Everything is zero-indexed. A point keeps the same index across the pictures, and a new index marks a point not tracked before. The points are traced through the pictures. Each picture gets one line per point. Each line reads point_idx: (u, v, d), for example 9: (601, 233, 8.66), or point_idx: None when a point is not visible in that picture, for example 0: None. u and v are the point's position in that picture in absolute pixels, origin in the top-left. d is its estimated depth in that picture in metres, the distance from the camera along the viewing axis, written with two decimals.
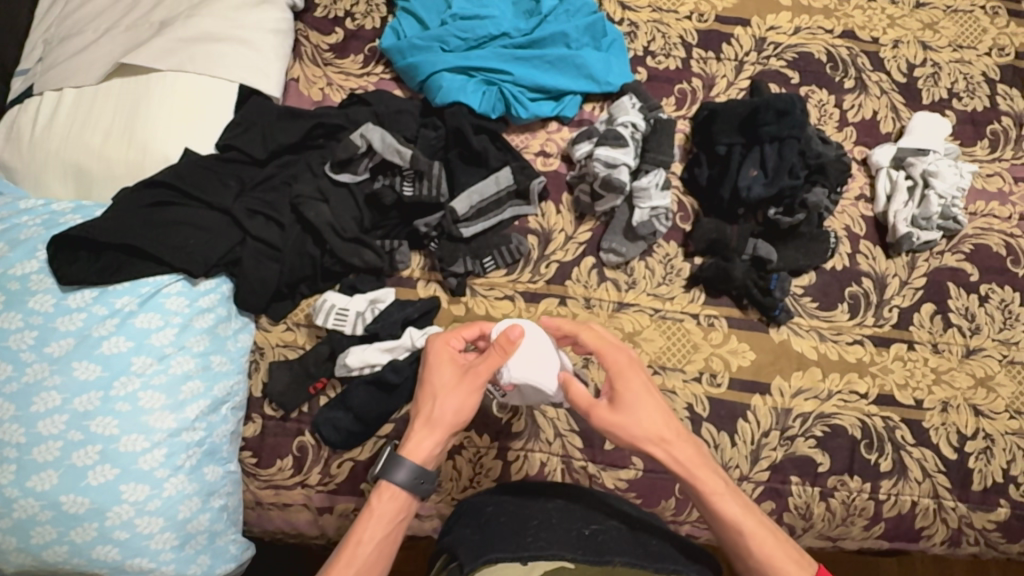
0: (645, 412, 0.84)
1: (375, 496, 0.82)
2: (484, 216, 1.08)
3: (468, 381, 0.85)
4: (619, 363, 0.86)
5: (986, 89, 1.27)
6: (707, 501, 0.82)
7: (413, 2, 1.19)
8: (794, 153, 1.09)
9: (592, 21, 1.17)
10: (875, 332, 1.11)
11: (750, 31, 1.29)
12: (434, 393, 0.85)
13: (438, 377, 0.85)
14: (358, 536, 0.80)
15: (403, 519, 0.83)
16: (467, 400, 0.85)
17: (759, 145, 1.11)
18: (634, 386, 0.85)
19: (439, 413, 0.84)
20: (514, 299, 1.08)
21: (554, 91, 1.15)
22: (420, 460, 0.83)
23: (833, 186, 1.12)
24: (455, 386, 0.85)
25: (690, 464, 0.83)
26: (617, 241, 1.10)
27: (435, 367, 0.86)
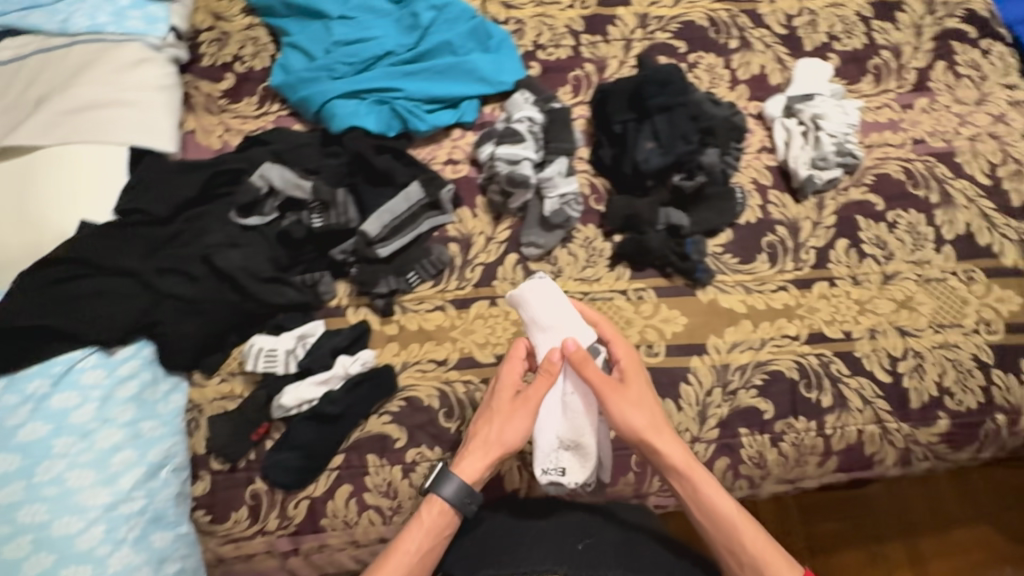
0: (649, 407, 0.94)
1: (423, 511, 0.91)
2: (401, 233, 1.10)
3: (520, 406, 0.93)
4: (630, 361, 0.96)
5: (862, 28, 1.33)
6: (705, 498, 0.90)
7: (297, 36, 1.18)
8: (685, 120, 1.12)
9: (475, 26, 1.19)
10: (797, 276, 1.15)
11: (632, 10, 1.33)
12: (491, 420, 0.94)
13: (498, 403, 0.95)
14: (405, 545, 0.88)
15: (447, 534, 0.91)
16: (520, 427, 0.93)
17: (650, 118, 1.13)
18: (638, 391, 0.95)
19: (497, 438, 0.92)
20: (444, 308, 1.10)
21: (449, 99, 1.16)
22: (467, 480, 0.91)
23: (725, 146, 1.15)
24: (509, 412, 0.94)
25: (688, 462, 0.91)
26: (536, 234, 1.12)
27: (497, 393, 0.96)
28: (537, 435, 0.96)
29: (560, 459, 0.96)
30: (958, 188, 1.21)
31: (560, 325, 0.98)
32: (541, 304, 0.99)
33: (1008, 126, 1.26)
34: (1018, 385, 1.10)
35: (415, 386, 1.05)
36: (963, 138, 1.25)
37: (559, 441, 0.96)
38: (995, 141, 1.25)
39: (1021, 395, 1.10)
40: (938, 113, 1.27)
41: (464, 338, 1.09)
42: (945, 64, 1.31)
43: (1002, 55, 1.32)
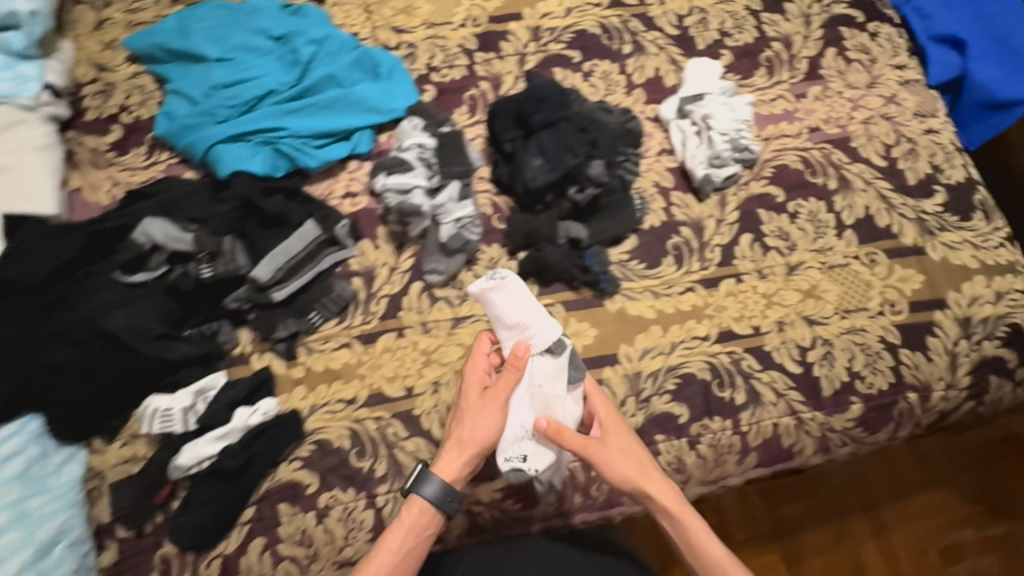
0: (631, 455, 0.96)
1: (404, 512, 0.91)
2: (298, 274, 1.08)
3: (490, 400, 0.95)
4: (608, 416, 0.98)
5: (752, 21, 1.34)
6: (695, 541, 0.92)
7: (178, 82, 1.16)
8: (571, 132, 1.12)
9: (359, 56, 1.18)
10: (703, 275, 1.16)
11: (524, 23, 1.33)
12: (462, 418, 0.95)
13: (467, 401, 0.96)
14: (386, 545, 0.89)
15: (429, 534, 0.92)
16: (493, 421, 0.95)
17: (534, 135, 1.13)
18: (620, 439, 0.97)
19: (470, 436, 0.94)
20: (350, 345, 1.09)
21: (338, 132, 1.15)
22: (449, 478, 0.92)
23: (610, 154, 1.14)
24: (478, 409, 0.95)
25: (678, 507, 0.93)
26: (437, 260, 1.11)
27: (464, 393, 0.97)
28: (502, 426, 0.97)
29: (524, 448, 0.96)
30: (855, 172, 1.23)
31: (524, 321, 1.00)
32: (505, 303, 0.99)
33: (899, 107, 1.28)
34: (926, 362, 1.12)
35: (324, 428, 1.04)
36: (856, 122, 1.27)
37: (524, 431, 0.97)
38: (888, 123, 1.27)
39: (929, 372, 1.12)
40: (831, 99, 1.28)
41: (372, 374, 1.07)
42: (835, 50, 1.32)
43: (891, 36, 1.34)
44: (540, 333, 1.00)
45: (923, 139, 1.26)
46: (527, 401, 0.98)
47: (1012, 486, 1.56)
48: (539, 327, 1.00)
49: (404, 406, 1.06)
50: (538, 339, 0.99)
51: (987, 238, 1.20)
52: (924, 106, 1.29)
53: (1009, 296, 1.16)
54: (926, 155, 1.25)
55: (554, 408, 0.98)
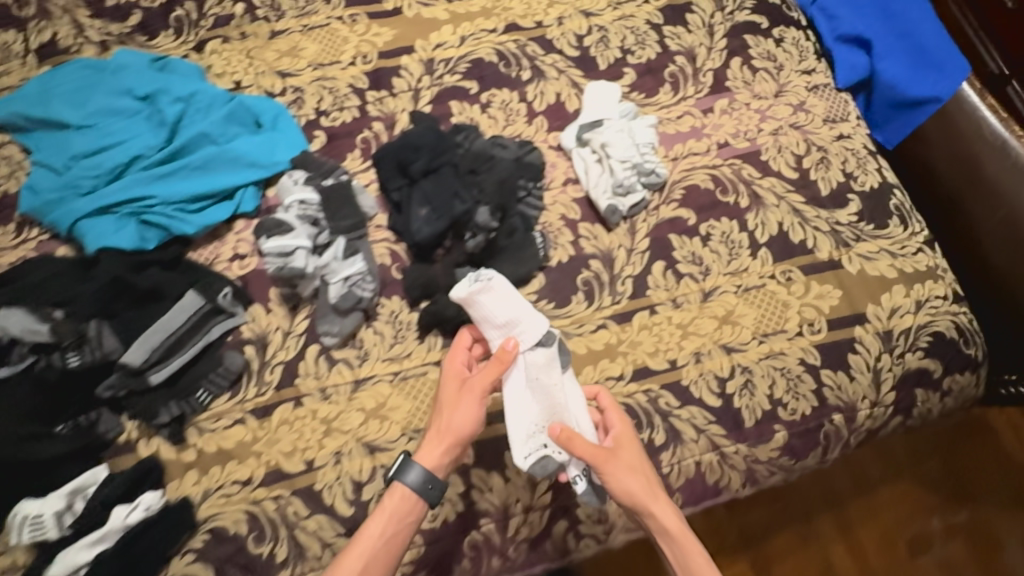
0: (641, 472, 0.89)
1: (385, 499, 0.88)
2: (180, 351, 1.01)
3: (469, 393, 0.92)
4: (623, 431, 0.93)
5: (654, 36, 1.30)
6: (693, 569, 0.85)
7: (39, 153, 1.08)
8: (451, 178, 1.06)
9: (232, 109, 1.12)
10: (616, 310, 1.11)
11: (416, 57, 1.27)
12: (442, 410, 0.92)
13: (445, 393, 0.93)
14: (368, 531, 0.86)
15: (411, 522, 0.88)
16: (472, 412, 0.91)
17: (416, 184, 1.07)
18: (632, 457, 0.91)
19: (449, 426, 0.90)
20: (245, 421, 1.02)
21: (216, 193, 1.08)
22: (428, 468, 0.89)
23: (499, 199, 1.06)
24: (458, 400, 0.92)
25: (680, 530, 0.86)
26: (330, 322, 1.05)
27: (444, 384, 0.94)
28: (512, 422, 0.95)
29: (543, 439, 0.94)
30: (767, 187, 1.19)
31: (512, 318, 0.97)
32: (494, 304, 0.96)
33: (809, 114, 1.24)
34: (849, 382, 1.08)
35: (219, 514, 0.97)
36: (765, 134, 1.22)
37: (537, 425, 0.95)
38: (798, 132, 1.23)
39: (853, 391, 1.08)
40: (739, 112, 1.24)
41: (269, 450, 1.01)
42: (740, 60, 1.28)
43: (797, 40, 1.30)
44: (528, 327, 0.97)
45: (834, 146, 1.22)
46: (525, 394, 0.96)
47: (981, 471, 1.52)
48: (527, 323, 0.97)
49: (304, 481, 0.99)
50: (528, 336, 0.96)
51: (904, 245, 1.16)
52: (834, 111, 1.25)
53: (929, 303, 1.13)
54: (838, 163, 1.21)
55: (555, 400, 0.96)
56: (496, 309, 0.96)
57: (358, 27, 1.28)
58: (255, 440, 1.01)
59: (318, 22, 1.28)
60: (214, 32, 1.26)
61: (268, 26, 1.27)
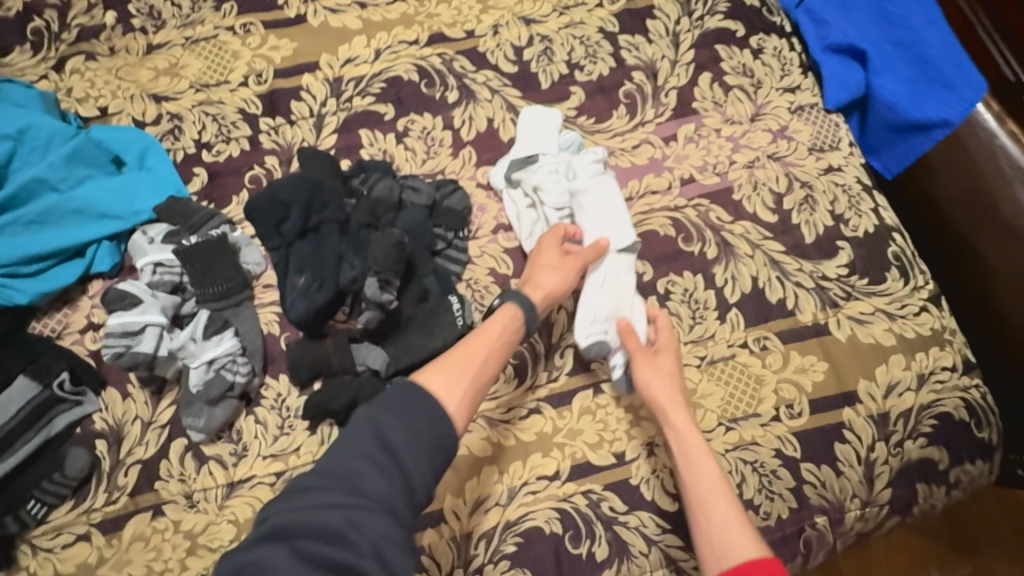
0: (666, 377, 0.85)
1: (501, 311, 0.81)
2: (5, 454, 0.83)
3: (571, 262, 0.88)
4: (666, 340, 0.90)
5: (607, 47, 1.09)
6: (693, 466, 0.79)
7: None
8: (335, 239, 0.85)
9: (76, 147, 0.92)
10: (552, 390, 0.91)
11: (321, 75, 1.06)
12: (541, 267, 0.87)
13: (545, 253, 0.89)
14: (487, 332, 0.78)
15: (518, 337, 0.81)
16: (568, 278, 0.87)
17: (291, 246, 0.85)
18: (662, 363, 0.87)
19: (545, 282, 0.86)
20: (89, 537, 0.83)
21: (59, 252, 0.89)
22: (524, 310, 0.82)
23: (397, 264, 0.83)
24: (560, 263, 0.88)
25: (689, 430, 0.82)
26: (196, 413, 0.85)
27: (544, 246, 0.90)
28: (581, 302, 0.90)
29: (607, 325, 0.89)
30: (739, 234, 0.98)
31: (613, 215, 0.93)
32: (595, 196, 0.93)
33: (791, 142, 1.04)
34: (835, 477, 0.88)
35: None
36: (738, 168, 1.02)
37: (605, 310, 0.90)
38: (777, 164, 1.02)
39: (840, 489, 0.88)
40: (706, 140, 1.03)
41: (117, 575, 0.82)
42: (710, 75, 1.07)
43: (778, 51, 1.09)
44: (623, 226, 0.93)
45: (821, 181, 1.01)
46: (608, 282, 0.91)
47: None
48: (619, 224, 0.93)
49: None
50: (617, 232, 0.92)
51: (904, 303, 0.96)
52: (822, 138, 1.04)
53: (934, 378, 0.93)
54: (826, 202, 1.00)
55: (627, 293, 0.92)
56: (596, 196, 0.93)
57: (253, 40, 1.07)
58: (100, 561, 0.82)
59: (203, 34, 1.07)
60: (77, 47, 1.06)
61: (144, 39, 1.07)
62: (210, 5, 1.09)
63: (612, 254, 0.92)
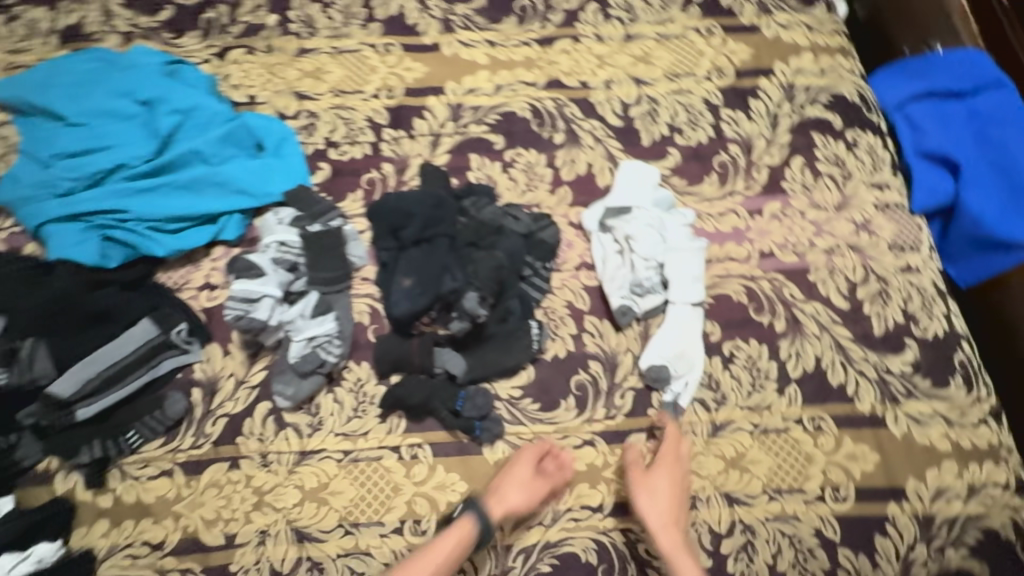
0: (662, 494, 0.87)
1: (456, 526, 0.85)
2: (117, 385, 0.92)
3: (540, 484, 0.89)
4: (670, 451, 0.91)
5: (709, 117, 1.16)
6: None
7: (24, 143, 1.02)
8: (444, 251, 0.94)
9: (232, 130, 1.04)
10: (607, 426, 0.96)
11: (445, 99, 1.17)
12: (510, 483, 0.88)
13: (519, 471, 0.89)
14: (440, 544, 0.83)
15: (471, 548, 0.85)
16: (527, 501, 0.87)
17: (407, 250, 0.96)
18: (661, 479, 0.88)
19: (504, 498, 0.87)
20: (171, 474, 0.92)
21: (197, 215, 1.00)
22: (473, 534, 0.85)
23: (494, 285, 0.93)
24: (530, 481, 0.88)
25: (676, 549, 0.84)
26: (286, 382, 0.94)
27: (519, 461, 0.90)
28: (655, 335, 1.00)
29: (671, 359, 0.97)
30: (809, 313, 1.02)
31: (693, 272, 1.01)
32: (679, 253, 1.01)
33: (873, 236, 1.08)
34: (870, 569, 0.90)
35: None
36: (817, 251, 1.06)
37: (673, 347, 0.98)
38: (856, 255, 1.06)
39: None
40: (790, 220, 1.09)
41: (190, 514, 0.90)
42: (803, 160, 1.13)
43: (872, 147, 1.14)
44: (697, 284, 1.00)
45: (897, 279, 1.05)
46: (679, 324, 0.99)
47: None
48: (696, 280, 1.00)
49: (219, 558, 0.88)
50: (693, 288, 1.00)
51: (963, 412, 0.98)
52: (903, 237, 1.08)
53: (985, 491, 0.94)
54: (899, 299, 1.04)
55: (694, 335, 0.99)
56: (682, 253, 1.01)
57: (390, 58, 1.19)
58: (178, 498, 0.90)
59: (349, 46, 1.20)
60: (240, 41, 1.20)
61: (297, 43, 1.20)
62: (358, 22, 1.22)
63: (685, 304, 1.00)
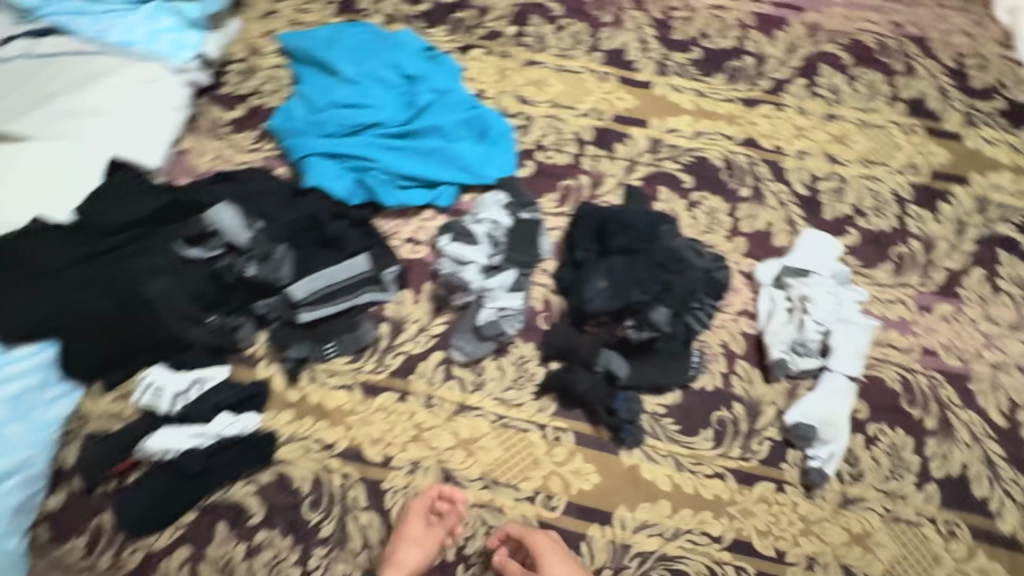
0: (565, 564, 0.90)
1: None
2: (331, 301, 1.06)
3: (431, 538, 0.93)
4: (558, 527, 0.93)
5: (895, 208, 1.20)
6: None
7: (304, 87, 1.21)
8: (645, 267, 1.03)
9: (472, 116, 1.19)
10: (740, 466, 1.01)
11: (647, 132, 1.28)
12: (408, 542, 0.92)
13: (412, 528, 0.93)
14: None
15: None
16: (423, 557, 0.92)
17: (608, 257, 1.06)
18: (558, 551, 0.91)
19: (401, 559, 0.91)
20: (351, 389, 1.05)
21: (427, 180, 1.15)
22: None
23: (683, 306, 1.04)
24: (423, 537, 0.93)
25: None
26: (465, 340, 1.06)
27: (410, 520, 0.94)
28: (807, 396, 1.03)
29: (819, 423, 1.01)
30: (963, 420, 1.03)
31: (857, 347, 1.05)
32: (849, 327, 1.05)
33: None
34: None
35: (292, 462, 1.00)
36: (982, 363, 1.07)
37: (823, 413, 1.01)
38: (1021, 377, 1.07)
39: None
40: (960, 325, 1.10)
41: (360, 428, 1.02)
42: (983, 272, 1.15)
43: None
44: (857, 360, 1.04)
45: None
46: (832, 393, 1.03)
47: None
48: (858, 356, 1.04)
49: (376, 474, 1.00)
50: (853, 362, 1.04)
51: None
52: None
53: None
54: None
55: (843, 407, 1.02)
56: (851, 327, 1.06)
57: (606, 85, 1.32)
58: (351, 412, 1.03)
59: (572, 67, 1.34)
60: (481, 42, 1.37)
61: (528, 54, 1.36)
62: (584, 48, 1.36)
63: (840, 375, 1.04)
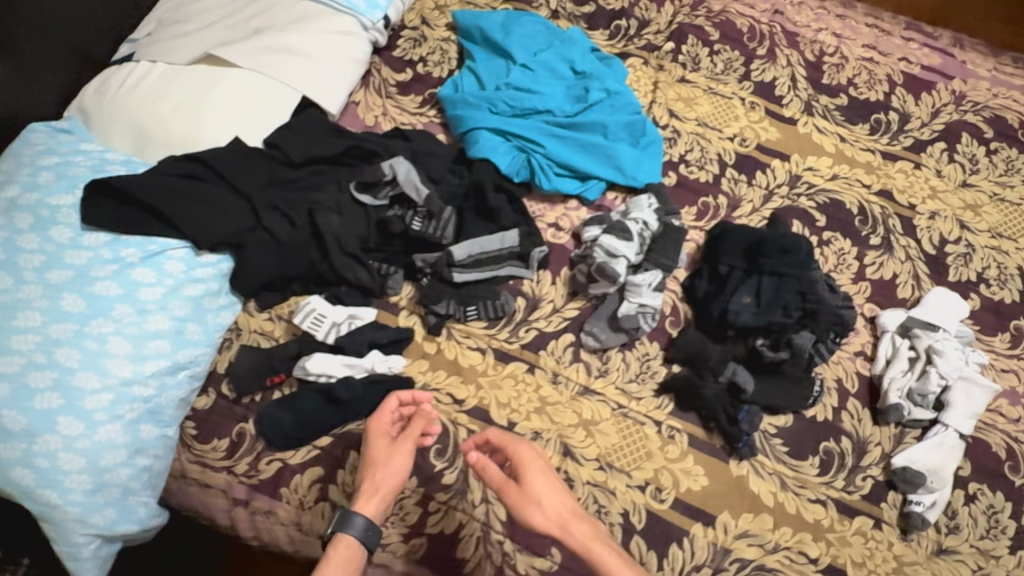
0: (536, 475, 0.93)
1: (338, 540, 0.90)
2: (480, 268, 1.12)
3: (401, 445, 0.96)
4: (520, 453, 0.95)
5: (1018, 283, 1.24)
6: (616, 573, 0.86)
7: (478, 65, 1.28)
8: (790, 291, 1.10)
9: (633, 120, 1.24)
10: (842, 497, 1.05)
11: (787, 166, 1.32)
12: (374, 464, 0.94)
13: (376, 447, 0.95)
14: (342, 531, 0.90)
15: (373, 529, 0.91)
16: (401, 466, 0.94)
17: (758, 275, 1.12)
18: (531, 471, 0.94)
19: (378, 481, 0.93)
20: (484, 353, 1.10)
21: (582, 172, 1.21)
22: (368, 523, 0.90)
23: (821, 333, 1.11)
24: (393, 450, 0.96)
25: (570, 513, 0.91)
26: (600, 328, 1.11)
27: (372, 438, 0.96)
28: (916, 445, 1.07)
29: (926, 471, 1.04)
30: None
31: (972, 407, 1.08)
32: (969, 386, 1.09)
33: None
34: None
35: None
36: None
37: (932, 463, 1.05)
38: None
39: None
40: None
41: (488, 390, 1.08)
42: None
43: None
44: (969, 419, 1.08)
45: None
46: (943, 446, 1.06)
47: None
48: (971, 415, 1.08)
49: None
50: (966, 420, 1.08)
51: None
52: None
53: None
54: None
55: (950, 461, 1.06)
56: (971, 386, 1.09)
57: (753, 114, 1.37)
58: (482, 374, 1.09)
59: (723, 92, 1.39)
60: (639, 52, 1.42)
61: (681, 71, 1.41)
62: (736, 75, 1.41)
63: (951, 430, 1.07)
